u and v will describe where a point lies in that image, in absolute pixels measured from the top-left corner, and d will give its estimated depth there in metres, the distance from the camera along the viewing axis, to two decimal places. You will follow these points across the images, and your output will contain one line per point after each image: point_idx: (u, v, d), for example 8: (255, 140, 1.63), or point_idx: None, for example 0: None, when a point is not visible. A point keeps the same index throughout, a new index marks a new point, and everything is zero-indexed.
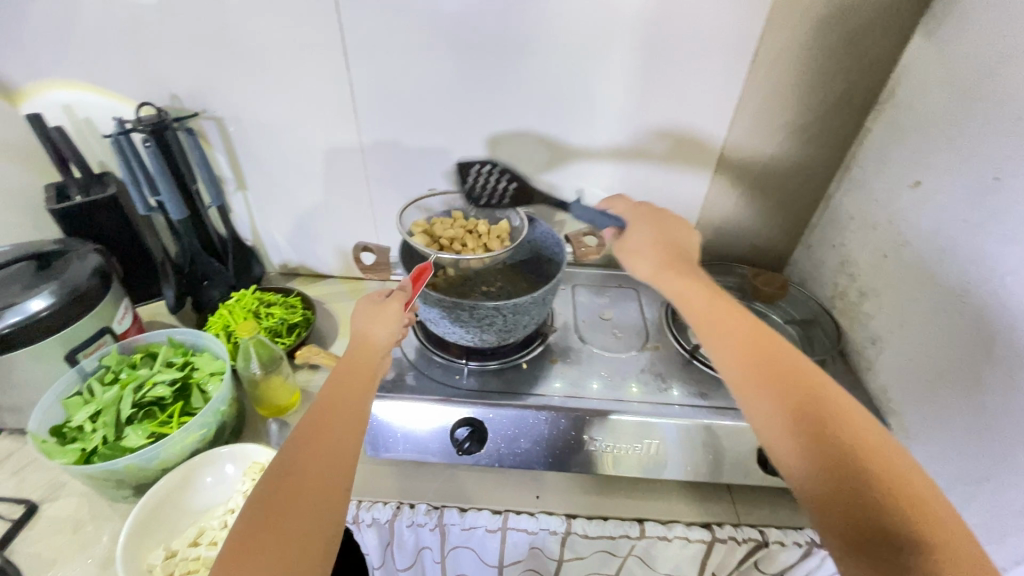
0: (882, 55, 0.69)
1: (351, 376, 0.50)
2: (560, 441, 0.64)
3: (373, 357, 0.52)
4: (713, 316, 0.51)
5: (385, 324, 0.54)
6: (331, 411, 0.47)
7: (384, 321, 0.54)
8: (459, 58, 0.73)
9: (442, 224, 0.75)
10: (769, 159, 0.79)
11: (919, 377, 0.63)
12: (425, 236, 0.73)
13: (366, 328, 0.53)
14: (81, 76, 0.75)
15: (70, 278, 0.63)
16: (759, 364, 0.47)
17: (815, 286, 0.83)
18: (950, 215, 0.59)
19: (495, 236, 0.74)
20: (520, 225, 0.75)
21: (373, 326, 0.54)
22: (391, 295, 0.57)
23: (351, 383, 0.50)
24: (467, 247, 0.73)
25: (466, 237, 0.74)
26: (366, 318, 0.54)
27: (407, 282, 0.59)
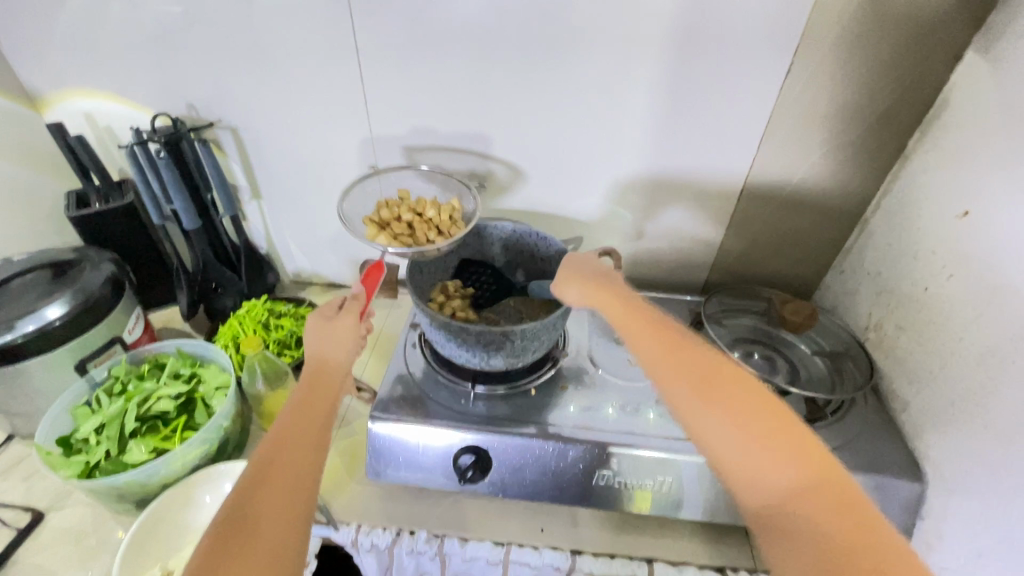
0: (937, 68, 0.62)
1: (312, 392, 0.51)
2: (567, 474, 0.61)
3: (335, 374, 0.53)
4: (657, 343, 0.50)
5: (341, 343, 0.56)
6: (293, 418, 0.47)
7: (341, 341, 0.56)
8: (475, 69, 0.71)
9: (387, 210, 0.72)
10: (804, 176, 0.73)
11: (960, 426, 0.57)
12: (375, 228, 0.70)
13: (324, 347, 0.55)
14: (100, 86, 0.75)
15: (82, 287, 0.63)
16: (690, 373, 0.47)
17: (847, 314, 0.77)
18: (1001, 251, 0.53)
19: (448, 218, 0.72)
20: (472, 208, 0.73)
21: (333, 345, 0.55)
22: (345, 307, 0.59)
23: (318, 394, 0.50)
24: (416, 230, 0.71)
25: (416, 222, 0.71)
26: (324, 336, 0.55)
27: (360, 290, 0.61)
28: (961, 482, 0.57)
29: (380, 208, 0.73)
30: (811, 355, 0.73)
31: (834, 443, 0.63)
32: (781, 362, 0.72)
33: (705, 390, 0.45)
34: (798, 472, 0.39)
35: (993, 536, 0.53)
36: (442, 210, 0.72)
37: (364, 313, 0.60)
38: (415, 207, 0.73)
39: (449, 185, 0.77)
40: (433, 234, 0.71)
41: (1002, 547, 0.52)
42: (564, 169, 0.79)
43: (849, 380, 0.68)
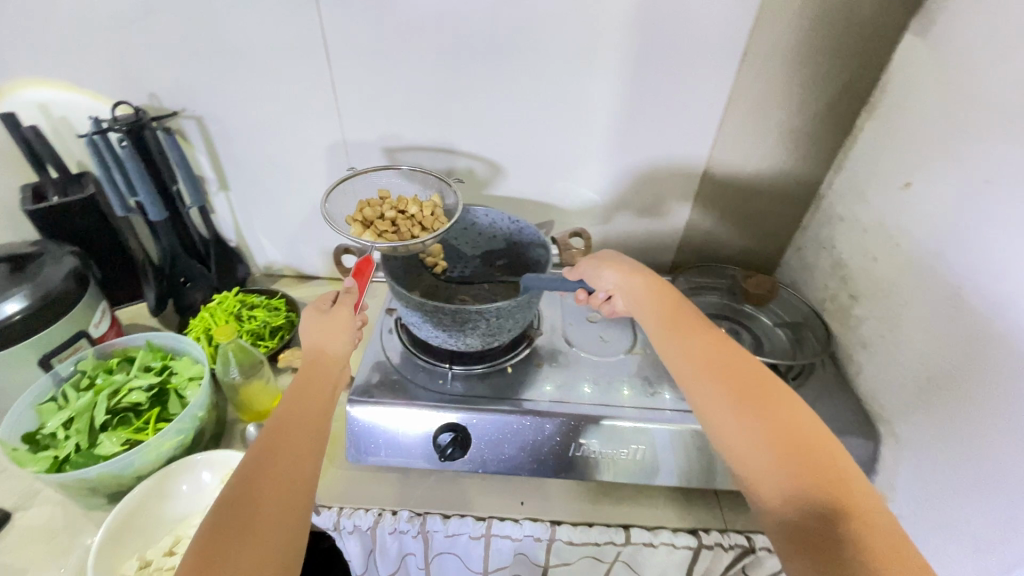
0: (879, 52, 0.66)
1: (308, 387, 0.51)
2: (545, 447, 0.63)
3: (331, 367, 0.53)
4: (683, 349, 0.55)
5: (338, 334, 0.55)
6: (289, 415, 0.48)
7: (336, 331, 0.55)
8: (443, 55, 0.71)
9: (369, 209, 0.71)
10: (762, 158, 0.77)
11: (907, 384, 0.61)
12: (359, 227, 0.70)
13: (321, 339, 0.54)
14: (55, 75, 0.73)
15: (43, 281, 0.62)
16: (710, 369, 0.52)
17: (806, 287, 0.81)
18: (939, 219, 0.57)
19: (430, 214, 0.72)
20: (453, 202, 0.73)
21: (329, 336, 0.55)
22: (339, 300, 0.58)
23: (312, 389, 0.51)
24: (400, 228, 0.71)
25: (399, 219, 0.71)
26: (320, 327, 0.55)
27: (352, 279, 0.60)
28: (908, 435, 0.61)
29: (362, 207, 0.72)
30: (773, 326, 0.77)
31: None
32: (745, 335, 0.76)
33: (731, 394, 0.50)
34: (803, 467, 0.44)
35: (936, 482, 0.57)
36: (424, 207, 0.72)
37: (357, 306, 0.59)
38: (396, 204, 0.73)
39: (429, 182, 0.78)
40: (417, 231, 0.71)
41: (944, 493, 0.56)
42: (533, 155, 0.80)
43: (808, 346, 0.72)
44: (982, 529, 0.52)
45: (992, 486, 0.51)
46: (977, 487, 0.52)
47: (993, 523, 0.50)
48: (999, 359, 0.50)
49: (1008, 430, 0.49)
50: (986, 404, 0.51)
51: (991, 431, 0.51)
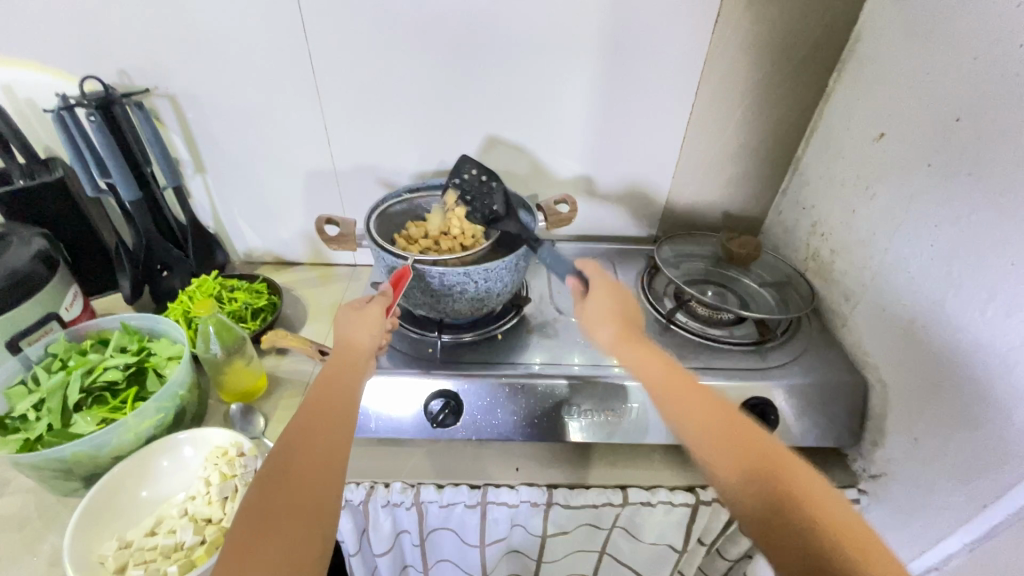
0: (847, 10, 0.68)
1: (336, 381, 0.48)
2: (537, 410, 0.62)
3: (361, 361, 0.51)
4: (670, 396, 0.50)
5: (368, 328, 0.53)
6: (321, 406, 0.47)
7: (367, 323, 0.53)
8: (420, 25, 0.71)
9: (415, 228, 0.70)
10: (740, 123, 0.78)
11: (891, 329, 0.62)
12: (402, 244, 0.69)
13: (351, 333, 0.52)
14: (19, 53, 0.70)
15: (7, 261, 0.59)
16: (723, 440, 0.46)
17: (788, 251, 0.82)
18: (912, 164, 0.59)
19: (470, 238, 0.69)
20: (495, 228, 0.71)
21: (360, 326, 0.53)
22: (372, 301, 0.56)
23: (338, 387, 0.48)
24: (442, 247, 0.69)
25: (442, 238, 0.70)
26: (352, 318, 0.53)
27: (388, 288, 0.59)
28: (893, 379, 0.61)
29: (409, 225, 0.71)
30: (758, 287, 0.78)
31: (785, 360, 0.67)
32: (732, 296, 0.76)
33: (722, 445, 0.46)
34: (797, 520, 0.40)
35: (918, 420, 0.58)
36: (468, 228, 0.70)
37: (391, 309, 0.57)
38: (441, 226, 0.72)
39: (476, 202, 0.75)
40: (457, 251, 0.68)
41: (930, 431, 0.56)
42: (515, 128, 0.80)
43: (793, 304, 0.72)
44: (970, 460, 0.52)
45: (976, 418, 0.51)
46: (960, 419, 0.53)
47: (979, 453, 0.51)
48: (980, 289, 0.51)
49: (990, 360, 0.50)
50: (967, 336, 0.52)
51: (972, 363, 0.51)
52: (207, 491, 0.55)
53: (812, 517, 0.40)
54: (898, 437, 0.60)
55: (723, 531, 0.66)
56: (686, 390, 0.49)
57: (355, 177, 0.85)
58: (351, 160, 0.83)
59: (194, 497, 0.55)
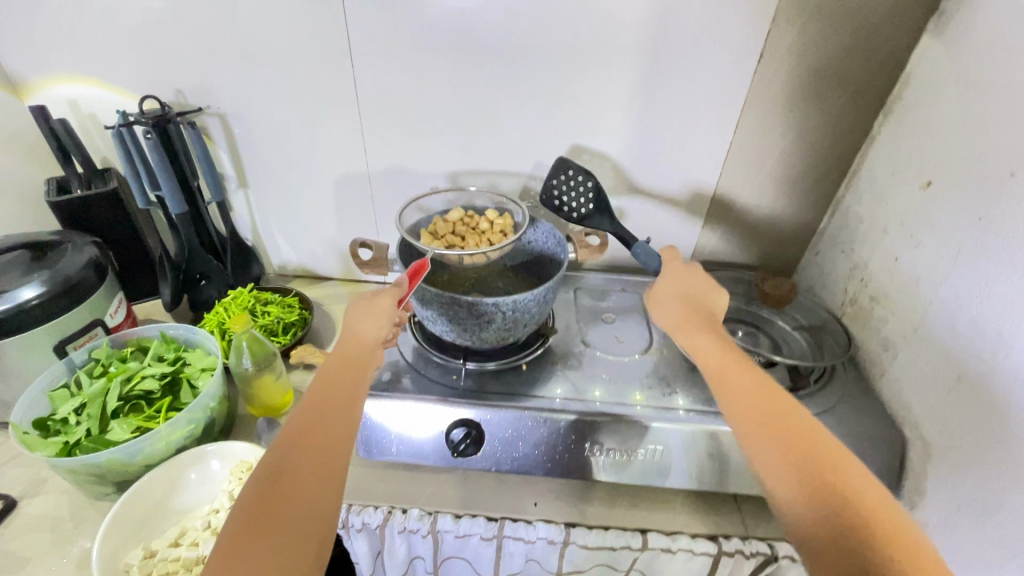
0: (895, 54, 0.66)
1: (340, 374, 0.50)
2: (560, 446, 0.62)
3: (362, 355, 0.52)
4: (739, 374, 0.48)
5: (375, 321, 0.54)
6: (321, 402, 0.47)
7: (375, 317, 0.54)
8: (462, 56, 0.73)
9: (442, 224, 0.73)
10: (779, 161, 0.77)
11: (934, 384, 0.59)
12: (428, 238, 0.71)
13: (359, 325, 0.54)
14: (87, 71, 0.75)
15: (62, 268, 0.62)
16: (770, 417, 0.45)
17: (824, 293, 0.80)
18: (962, 215, 0.57)
19: (499, 232, 0.73)
20: (522, 221, 0.73)
21: (366, 321, 0.54)
22: (383, 291, 0.57)
23: (339, 378, 0.50)
24: (469, 243, 0.72)
25: (469, 235, 0.73)
26: (357, 315, 0.55)
27: (403, 278, 0.59)
28: (937, 439, 0.58)
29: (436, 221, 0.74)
30: (792, 330, 0.75)
31: (819, 409, 0.65)
32: (764, 338, 0.74)
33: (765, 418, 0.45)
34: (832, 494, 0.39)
35: (968, 488, 0.54)
36: (495, 223, 0.73)
37: (402, 301, 0.58)
38: (467, 221, 0.75)
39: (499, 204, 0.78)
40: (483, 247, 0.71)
41: (981, 495, 0.53)
42: (550, 156, 0.81)
43: (828, 351, 0.70)
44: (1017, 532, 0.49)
45: None
46: (1006, 485, 0.50)
47: None
48: None
49: None
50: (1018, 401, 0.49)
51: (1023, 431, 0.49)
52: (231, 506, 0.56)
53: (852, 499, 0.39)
54: (940, 501, 0.57)
55: None
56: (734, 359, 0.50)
57: (390, 198, 0.87)
58: (388, 182, 0.85)
59: (218, 511, 0.56)
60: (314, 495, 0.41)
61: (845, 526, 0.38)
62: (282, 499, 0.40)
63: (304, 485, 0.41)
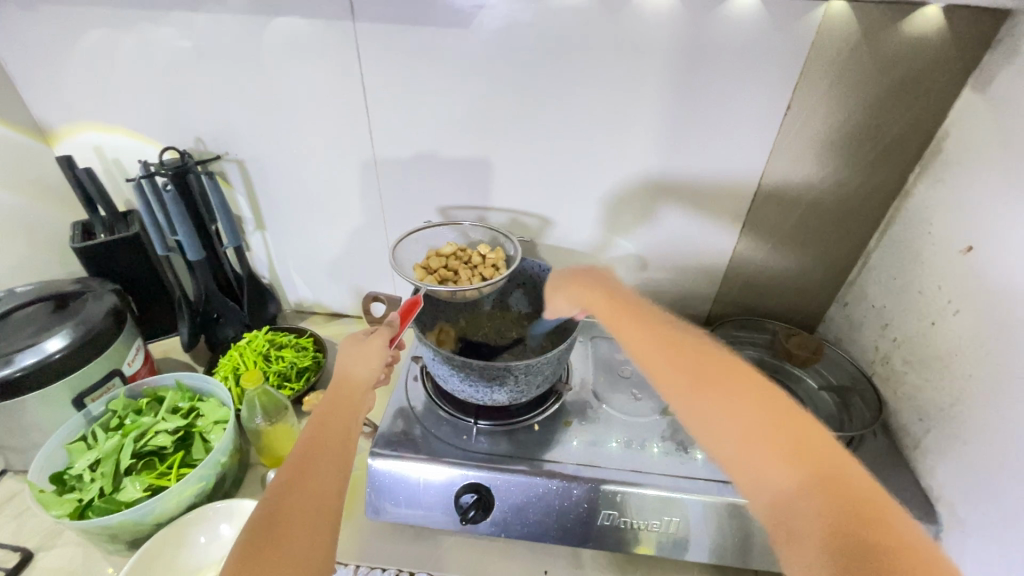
0: (931, 107, 0.63)
1: (334, 412, 0.49)
2: (572, 514, 0.60)
3: (356, 392, 0.52)
4: (665, 353, 0.48)
5: (367, 361, 0.55)
6: (317, 440, 0.46)
7: (367, 358, 0.55)
8: (478, 105, 0.72)
9: (435, 258, 0.73)
10: (806, 210, 0.74)
11: (972, 464, 0.56)
12: (421, 273, 0.73)
13: (349, 364, 0.54)
14: (112, 120, 0.76)
15: (84, 320, 0.63)
16: (708, 377, 0.44)
17: (853, 347, 0.76)
18: (1005, 287, 0.53)
19: (491, 266, 0.73)
20: (514, 255, 0.73)
21: (358, 361, 0.55)
22: (376, 331, 0.59)
23: (336, 416, 0.49)
24: (461, 278, 0.73)
25: (461, 268, 0.73)
26: (350, 357, 0.55)
27: (395, 318, 0.61)
28: (977, 522, 0.55)
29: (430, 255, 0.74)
30: (817, 389, 0.73)
31: None
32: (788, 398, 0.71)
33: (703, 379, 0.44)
34: (774, 442, 0.39)
35: None
36: (487, 257, 0.73)
37: (393, 340, 0.59)
38: (460, 254, 0.75)
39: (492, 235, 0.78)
40: (476, 282, 0.72)
41: None
42: (566, 201, 0.79)
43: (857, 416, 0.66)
44: None
45: None
46: None
47: None
48: None
49: None
50: None
51: None
52: None
53: (794, 445, 0.39)
54: None
55: None
56: (653, 344, 0.49)
57: None
58: (403, 224, 0.85)
59: None
60: (313, 525, 0.40)
61: (803, 468, 0.37)
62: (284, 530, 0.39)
63: (313, 512, 0.40)
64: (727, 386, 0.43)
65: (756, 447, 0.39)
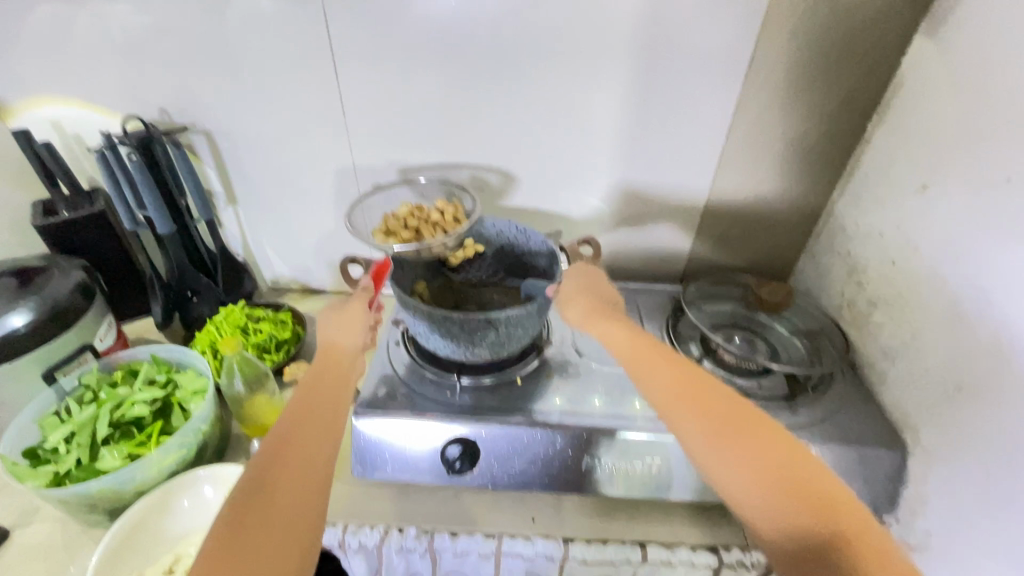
0: (885, 56, 0.65)
1: (321, 382, 0.51)
2: (556, 461, 0.61)
3: (342, 362, 0.53)
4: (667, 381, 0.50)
5: (351, 332, 0.57)
6: (307, 412, 0.47)
7: (351, 326, 0.57)
8: (449, 67, 0.71)
9: (393, 219, 0.73)
10: (773, 163, 0.76)
11: (931, 390, 0.59)
12: (381, 236, 0.71)
13: (336, 336, 0.56)
14: (69, 92, 0.74)
15: (49, 294, 0.61)
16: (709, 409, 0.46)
17: (822, 295, 0.79)
18: (958, 220, 0.56)
19: (452, 219, 0.73)
20: (473, 209, 0.74)
21: (342, 332, 0.56)
22: (355, 297, 0.60)
23: (324, 387, 0.50)
24: (424, 234, 0.72)
25: (422, 225, 0.73)
26: (335, 326, 0.56)
27: (369, 281, 0.62)
28: (937, 444, 0.58)
29: (387, 218, 0.73)
30: (789, 335, 0.75)
31: (815, 418, 0.64)
32: (762, 344, 0.73)
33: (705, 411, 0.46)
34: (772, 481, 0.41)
35: (971, 493, 0.53)
36: (446, 211, 0.73)
37: (372, 303, 0.60)
38: (418, 212, 0.74)
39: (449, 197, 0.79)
40: (440, 236, 0.71)
41: (983, 501, 0.52)
42: (541, 165, 0.80)
43: (827, 355, 0.69)
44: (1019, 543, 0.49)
45: None
46: (1009, 495, 0.49)
47: None
48: None
49: None
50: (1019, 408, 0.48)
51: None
52: None
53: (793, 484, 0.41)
54: (940, 506, 0.57)
55: None
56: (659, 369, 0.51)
57: None
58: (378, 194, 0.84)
59: None
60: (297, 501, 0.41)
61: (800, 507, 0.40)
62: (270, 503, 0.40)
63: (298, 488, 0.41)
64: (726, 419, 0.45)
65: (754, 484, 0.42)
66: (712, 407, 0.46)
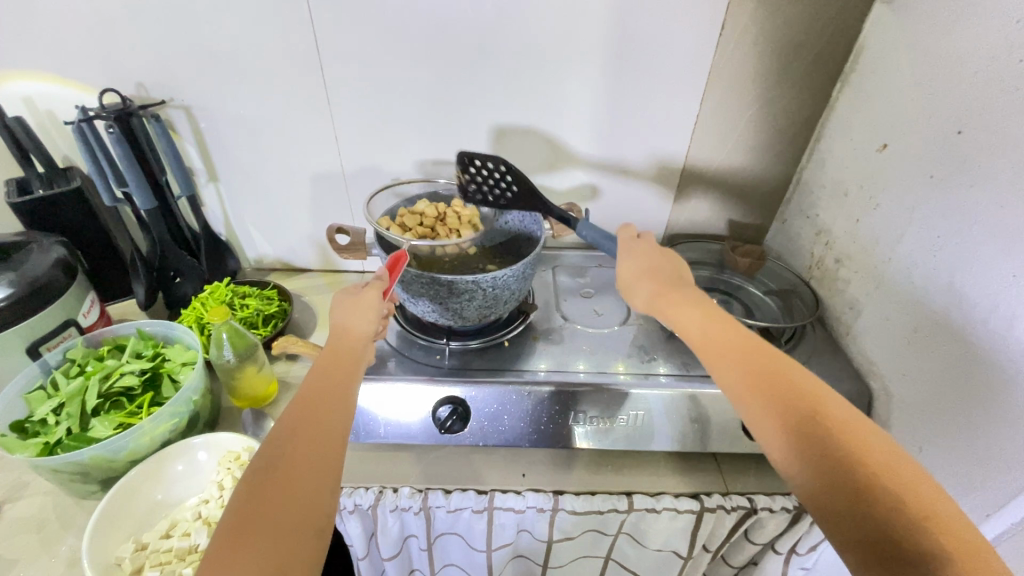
0: (847, 24, 0.68)
1: (333, 370, 0.48)
2: (544, 418, 0.63)
3: (354, 348, 0.51)
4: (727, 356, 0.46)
5: (366, 314, 0.53)
6: (318, 404, 0.45)
7: (365, 310, 0.53)
8: (429, 40, 0.72)
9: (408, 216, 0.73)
10: (744, 132, 0.79)
11: (893, 337, 0.62)
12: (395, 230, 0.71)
13: (350, 319, 0.52)
14: (41, 67, 0.72)
15: (29, 269, 0.61)
16: (763, 381, 0.43)
17: (793, 258, 0.83)
18: (914, 175, 0.60)
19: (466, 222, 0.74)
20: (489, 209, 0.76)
21: (355, 315, 0.53)
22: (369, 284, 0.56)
23: (334, 375, 0.48)
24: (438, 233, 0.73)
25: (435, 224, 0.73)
26: (348, 307, 0.53)
27: (384, 272, 0.58)
28: (899, 387, 0.62)
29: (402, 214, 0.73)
30: (763, 295, 0.78)
31: None
32: (737, 304, 0.76)
33: (762, 387, 0.43)
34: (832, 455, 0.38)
35: (931, 428, 0.57)
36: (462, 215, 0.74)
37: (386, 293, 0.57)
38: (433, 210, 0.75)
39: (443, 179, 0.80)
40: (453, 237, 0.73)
41: (943, 434, 0.56)
42: (522, 138, 0.81)
43: (798, 312, 0.73)
44: (974, 467, 0.53)
45: (987, 424, 0.51)
46: (963, 425, 0.53)
47: (990, 457, 0.51)
48: (981, 300, 0.51)
49: (993, 369, 0.50)
50: (970, 344, 0.52)
51: (977, 371, 0.51)
52: (221, 495, 0.56)
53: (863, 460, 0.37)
54: (903, 444, 0.61)
55: (728, 539, 0.66)
56: (722, 336, 0.47)
57: (365, 186, 0.86)
58: (361, 170, 0.84)
59: (207, 501, 0.56)
60: (306, 496, 0.40)
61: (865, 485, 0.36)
62: (279, 493, 0.39)
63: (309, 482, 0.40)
64: (783, 395, 0.42)
65: (808, 459, 0.39)
66: (770, 383, 0.43)
